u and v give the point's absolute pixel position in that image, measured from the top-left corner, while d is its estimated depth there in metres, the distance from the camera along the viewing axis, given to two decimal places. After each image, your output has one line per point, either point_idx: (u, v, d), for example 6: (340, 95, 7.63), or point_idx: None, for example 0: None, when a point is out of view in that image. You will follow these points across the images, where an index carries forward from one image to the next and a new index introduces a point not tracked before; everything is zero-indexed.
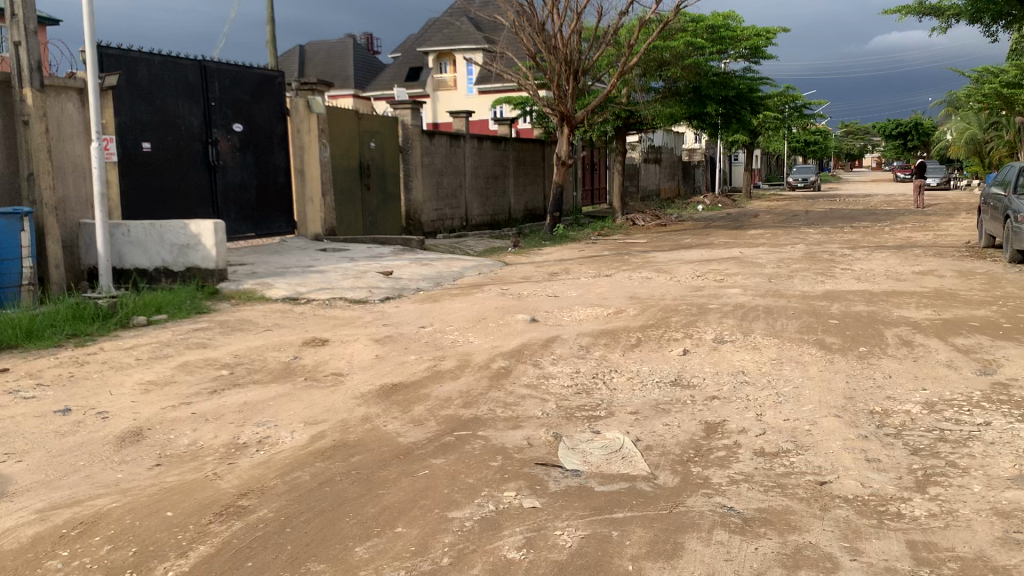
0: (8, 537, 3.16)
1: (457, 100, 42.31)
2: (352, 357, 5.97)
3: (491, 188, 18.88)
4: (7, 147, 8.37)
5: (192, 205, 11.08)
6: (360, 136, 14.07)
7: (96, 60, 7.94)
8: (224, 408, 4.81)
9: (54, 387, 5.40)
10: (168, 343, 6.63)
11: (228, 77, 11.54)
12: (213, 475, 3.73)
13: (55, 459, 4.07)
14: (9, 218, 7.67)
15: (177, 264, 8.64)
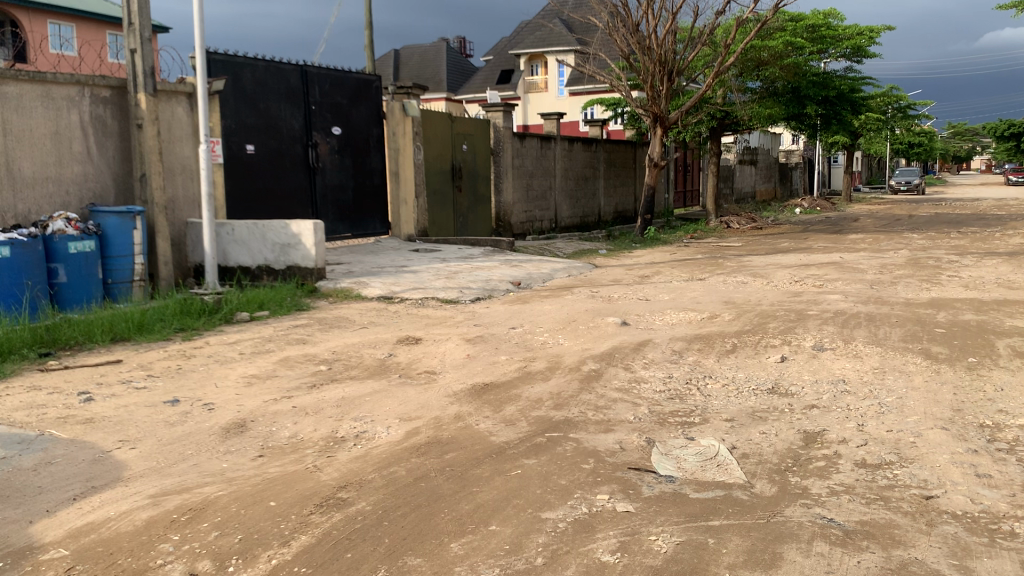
0: (124, 520, 3.33)
1: (548, 102, 42.36)
2: (445, 356, 6.06)
3: (582, 190, 18.84)
4: (122, 150, 8.80)
5: (292, 206, 11.43)
6: (452, 138, 14.28)
7: (206, 66, 8.27)
8: (323, 402, 4.96)
9: (163, 378, 5.67)
10: (270, 338, 6.86)
11: (328, 82, 11.86)
12: (313, 467, 3.84)
13: (166, 447, 4.27)
14: (123, 217, 8.10)
15: (278, 262, 8.93)
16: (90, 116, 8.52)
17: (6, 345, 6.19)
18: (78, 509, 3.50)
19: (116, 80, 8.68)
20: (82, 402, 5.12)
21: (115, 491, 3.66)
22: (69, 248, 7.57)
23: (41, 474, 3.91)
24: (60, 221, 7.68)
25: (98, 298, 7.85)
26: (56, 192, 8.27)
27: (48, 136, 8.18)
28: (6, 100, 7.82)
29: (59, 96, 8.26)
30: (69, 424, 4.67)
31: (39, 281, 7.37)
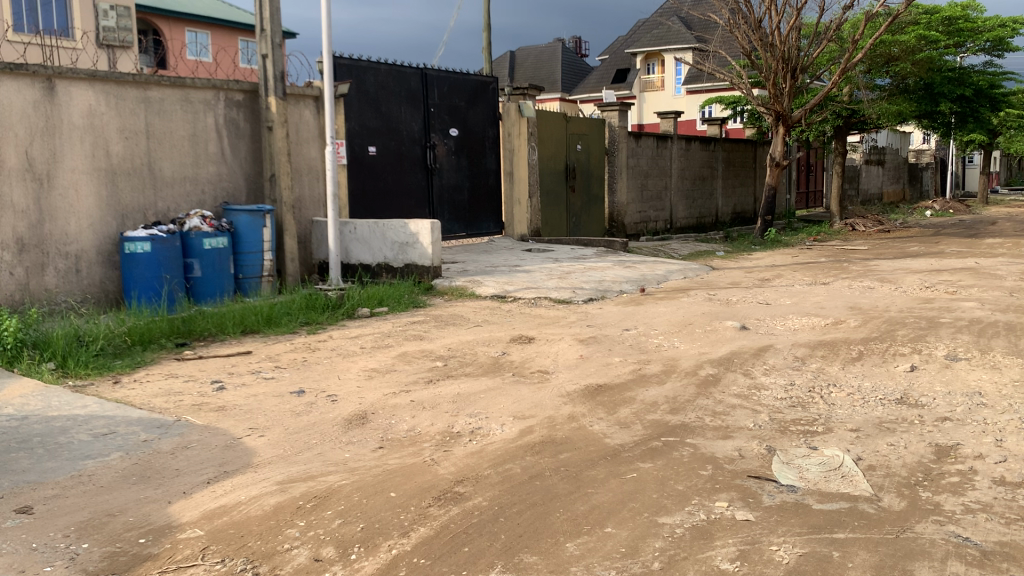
0: (254, 504, 3.50)
1: (664, 101, 41.79)
2: (558, 356, 6.07)
3: (699, 191, 18.52)
4: (253, 151, 9.21)
5: (412, 205, 11.70)
6: (567, 138, 14.34)
7: (331, 71, 8.57)
8: (440, 397, 5.05)
9: (289, 369, 5.91)
10: (389, 334, 7.05)
11: (447, 84, 12.08)
12: (430, 460, 3.93)
13: (292, 436, 4.45)
14: (254, 214, 8.47)
15: (397, 260, 9.15)
16: (225, 119, 8.96)
17: (145, 335, 6.59)
18: (212, 491, 3.69)
19: (248, 84, 9.09)
20: (214, 390, 5.39)
21: (245, 477, 3.84)
22: (204, 244, 8.00)
23: (178, 457, 4.15)
24: (196, 218, 8.12)
25: (230, 291, 8.26)
26: (193, 191, 8.74)
27: (186, 138, 8.65)
28: (149, 105, 8.33)
29: (197, 100, 8.71)
30: (203, 411, 4.93)
31: (176, 274, 7.82)
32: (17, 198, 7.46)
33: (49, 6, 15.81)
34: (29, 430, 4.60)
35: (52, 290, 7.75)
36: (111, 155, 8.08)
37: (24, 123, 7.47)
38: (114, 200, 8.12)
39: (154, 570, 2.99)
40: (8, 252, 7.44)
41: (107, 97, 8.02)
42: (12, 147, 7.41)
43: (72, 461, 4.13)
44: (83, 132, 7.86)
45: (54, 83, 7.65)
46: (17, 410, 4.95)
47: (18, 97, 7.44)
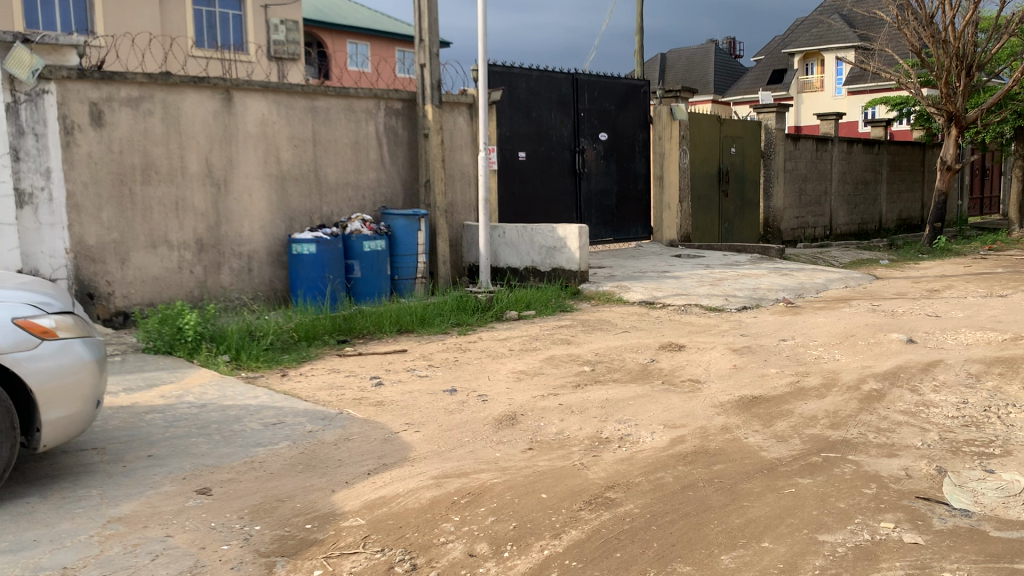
0: (411, 497, 3.63)
1: (823, 102, 40.12)
2: (711, 365, 5.95)
3: (861, 196, 17.69)
4: (410, 157, 9.53)
5: (561, 210, 11.77)
6: (720, 142, 14.06)
7: (486, 78, 8.75)
8: (589, 402, 5.06)
9: (442, 368, 6.09)
10: (537, 337, 7.13)
11: (598, 88, 12.09)
12: (580, 464, 3.95)
13: (446, 433, 4.58)
14: (409, 219, 8.77)
15: (545, 264, 9.24)
16: (384, 127, 9.32)
17: (311, 331, 6.96)
18: (372, 483, 3.86)
19: (407, 93, 9.41)
20: (373, 386, 5.63)
21: (402, 470, 3.99)
22: (363, 247, 8.35)
23: (340, 448, 4.36)
24: (357, 222, 8.49)
25: (386, 292, 8.60)
26: (354, 196, 9.15)
27: (349, 145, 9.06)
28: (316, 114, 8.79)
29: (359, 109, 9.10)
30: (362, 405, 5.16)
31: (337, 275, 8.23)
32: (197, 201, 8.08)
33: (227, 24, 16.95)
34: (207, 417, 4.96)
35: (226, 287, 8.32)
36: (281, 162, 8.58)
37: (205, 132, 8.07)
38: (282, 204, 8.63)
39: (319, 554, 3.16)
40: (189, 252, 8.06)
41: (279, 107, 8.52)
42: (194, 155, 8.03)
43: (245, 447, 4.43)
44: (256, 140, 8.39)
45: (232, 95, 8.21)
46: (196, 398, 5.35)
47: (201, 108, 8.05)
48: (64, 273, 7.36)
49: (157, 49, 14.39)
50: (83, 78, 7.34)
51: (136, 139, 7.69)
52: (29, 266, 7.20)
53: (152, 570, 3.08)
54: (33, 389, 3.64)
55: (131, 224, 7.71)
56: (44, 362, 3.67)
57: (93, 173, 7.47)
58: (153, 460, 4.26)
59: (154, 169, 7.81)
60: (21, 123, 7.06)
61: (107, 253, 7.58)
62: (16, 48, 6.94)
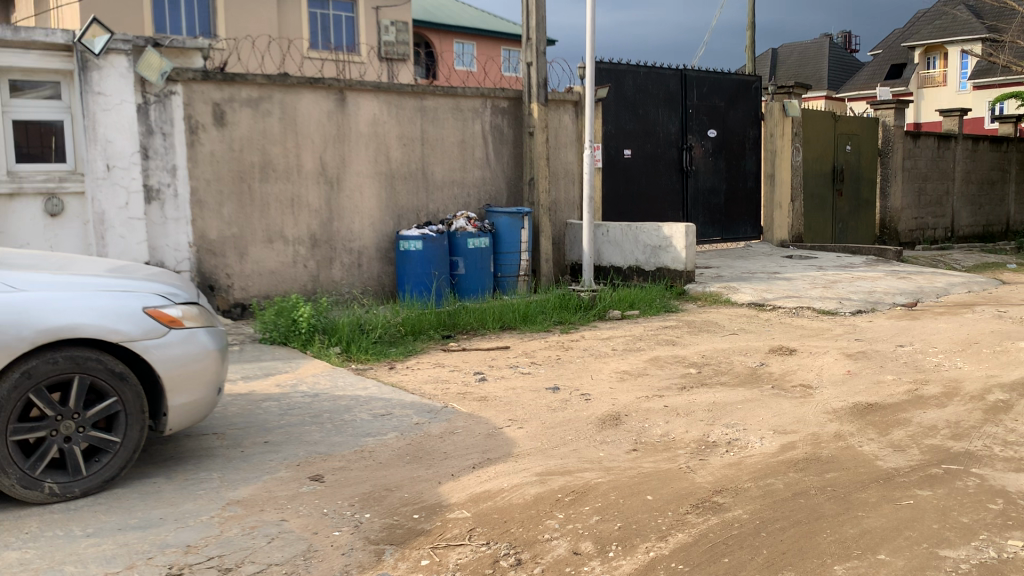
0: (516, 493, 3.66)
1: (946, 98, 38.26)
2: (823, 370, 5.77)
3: (986, 196, 16.79)
4: (515, 155, 9.60)
5: (666, 209, 11.62)
6: (835, 139, 13.60)
7: (594, 76, 8.72)
8: (695, 405, 4.99)
9: (545, 365, 6.12)
10: (641, 337, 7.06)
11: (707, 85, 11.88)
12: (686, 468, 3.89)
13: (549, 430, 4.60)
14: (513, 217, 8.81)
15: (649, 263, 9.14)
16: (491, 125, 9.41)
17: (417, 326, 7.10)
18: (477, 476, 3.91)
19: (513, 92, 9.47)
20: (477, 381, 5.70)
21: (507, 465, 4.03)
22: (468, 244, 8.47)
23: (446, 441, 4.44)
24: (462, 219, 8.61)
25: (490, 289, 8.69)
26: (460, 193, 9.28)
27: (456, 143, 9.19)
28: (425, 113, 8.95)
29: (467, 107, 9.22)
30: (467, 400, 5.23)
31: (443, 271, 8.36)
32: (311, 198, 8.35)
33: (340, 26, 17.48)
34: (319, 407, 5.13)
35: (338, 281, 8.58)
36: (391, 161, 8.78)
37: (319, 131, 8.34)
38: (391, 201, 8.82)
39: (426, 545, 3.22)
40: (303, 247, 8.34)
41: (389, 106, 8.72)
42: (309, 153, 8.30)
43: (355, 437, 4.55)
44: (367, 139, 8.61)
45: (345, 95, 8.45)
46: (309, 388, 5.54)
47: (316, 108, 8.31)
48: (187, 265, 7.76)
49: (275, 52, 14.96)
50: (207, 79, 7.69)
51: (255, 139, 8.01)
52: (156, 259, 7.62)
53: (268, 553, 3.21)
54: (161, 375, 3.85)
55: (250, 219, 8.03)
56: (171, 349, 3.88)
57: (215, 170, 7.83)
58: (269, 446, 4.43)
59: (271, 167, 8.11)
60: (150, 122, 7.47)
61: (227, 247, 7.93)
62: (146, 51, 7.35)
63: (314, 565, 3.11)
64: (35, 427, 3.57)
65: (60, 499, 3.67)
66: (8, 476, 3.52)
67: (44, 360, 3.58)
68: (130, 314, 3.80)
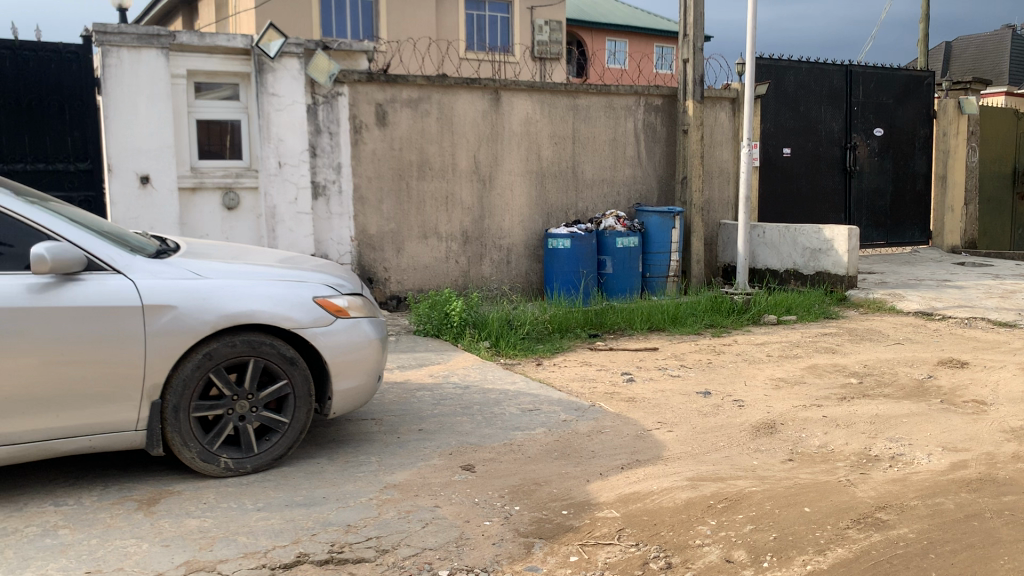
0: (666, 496, 3.62)
1: None
2: (999, 386, 5.38)
3: None
4: (668, 154, 9.47)
5: (826, 210, 11.14)
6: (1017, 138, 12.67)
7: (753, 73, 8.46)
8: (856, 417, 4.77)
9: (695, 369, 6.01)
10: (798, 344, 6.82)
11: (874, 81, 11.31)
12: (846, 481, 3.73)
13: (700, 435, 4.52)
14: (664, 216, 8.68)
15: (807, 267, 8.81)
16: (644, 123, 9.31)
17: (564, 323, 7.14)
18: (626, 477, 3.90)
19: (668, 89, 9.33)
20: (625, 381, 5.67)
21: (656, 468, 4.00)
22: (617, 243, 8.43)
23: (594, 440, 4.44)
24: (611, 218, 8.59)
25: (638, 289, 8.62)
26: (610, 192, 9.25)
27: (608, 142, 9.16)
28: (578, 111, 8.98)
29: (620, 105, 9.17)
30: (615, 400, 5.22)
31: (591, 270, 8.38)
32: (464, 196, 8.55)
33: (496, 27, 17.81)
34: (471, 398, 5.25)
35: (488, 277, 8.76)
36: (543, 159, 8.87)
37: (474, 130, 8.53)
38: (542, 200, 8.91)
39: (575, 541, 3.25)
40: (455, 243, 8.57)
41: (542, 105, 8.80)
42: (464, 152, 8.50)
43: (505, 430, 4.64)
44: (520, 137, 8.73)
45: (500, 95, 8.59)
46: (460, 379, 5.69)
47: (472, 108, 8.50)
48: (349, 259, 8.13)
49: (433, 52, 15.43)
50: (371, 81, 8.02)
51: (414, 138, 8.28)
52: (321, 251, 8.02)
53: (423, 537, 3.32)
54: (327, 361, 4.06)
55: (406, 216, 8.33)
56: (337, 337, 4.08)
57: (376, 168, 8.15)
58: (423, 434, 4.58)
59: (428, 165, 8.37)
60: (319, 122, 7.86)
61: (385, 242, 8.26)
62: (316, 54, 7.72)
63: (466, 553, 3.19)
64: (214, 406, 3.84)
65: (235, 473, 3.93)
66: (191, 449, 3.82)
67: (224, 344, 3.84)
68: (301, 303, 4.02)
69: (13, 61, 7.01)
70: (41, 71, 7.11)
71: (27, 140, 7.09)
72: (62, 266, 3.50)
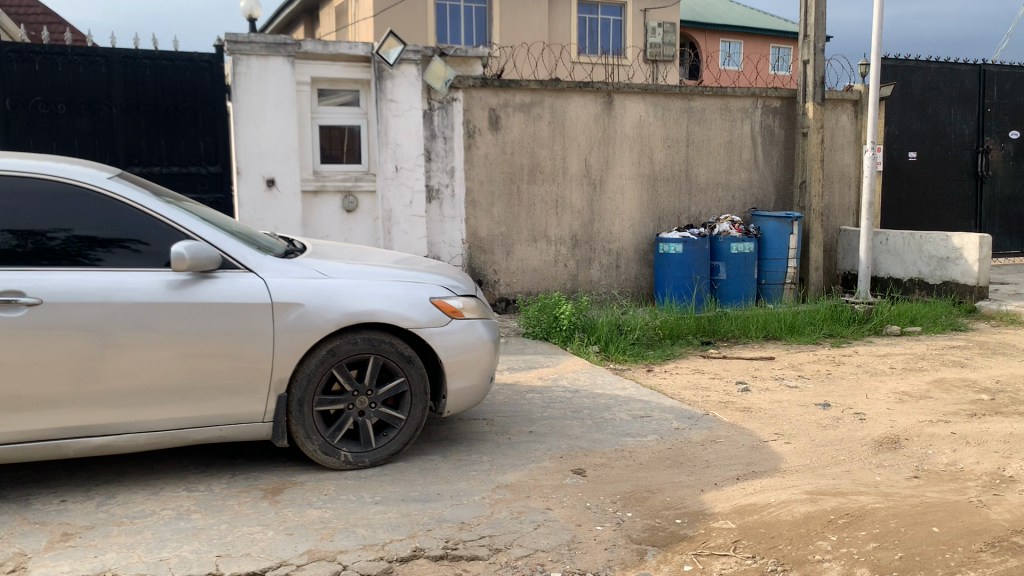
0: (784, 509, 3.53)
1: None
2: None
3: None
4: (785, 157, 9.22)
5: (954, 217, 10.62)
6: None
7: (879, 74, 8.15)
8: (988, 434, 4.53)
9: (813, 380, 5.82)
10: (924, 357, 6.53)
11: (1010, 81, 10.71)
12: (978, 502, 3.56)
13: (818, 448, 4.39)
14: (781, 221, 8.46)
15: (934, 277, 8.42)
16: (761, 126, 9.10)
17: (675, 330, 7.05)
18: (742, 488, 3.82)
19: (787, 91, 9.09)
20: (739, 391, 5.56)
21: (772, 480, 3.90)
22: (731, 249, 8.26)
23: (708, 450, 4.37)
24: (725, 223, 8.43)
25: (752, 296, 8.43)
26: (724, 196, 9.08)
27: (723, 145, 8.99)
28: (692, 114, 8.85)
29: (736, 108, 8.99)
30: (730, 409, 5.12)
31: (703, 275, 8.24)
32: (576, 199, 8.57)
33: (608, 29, 17.77)
34: (581, 403, 5.26)
35: (597, 281, 8.75)
36: (655, 162, 8.78)
37: (586, 134, 8.53)
38: (653, 204, 8.83)
39: (690, 550, 3.21)
40: (565, 246, 8.59)
41: (656, 108, 8.72)
42: (575, 155, 8.51)
43: (616, 435, 4.62)
44: (632, 140, 8.68)
45: (613, 98, 8.57)
46: (570, 383, 5.70)
47: (584, 111, 8.51)
48: (460, 260, 8.27)
49: (545, 56, 15.50)
50: (485, 86, 8.13)
51: (526, 142, 8.36)
52: (433, 253, 8.18)
53: (536, 538, 3.35)
54: (443, 360, 4.14)
55: (517, 219, 8.40)
56: (453, 337, 4.16)
57: (488, 172, 8.26)
58: (534, 436, 4.61)
59: (539, 169, 8.42)
60: (434, 127, 8.03)
61: (495, 245, 8.36)
62: (433, 60, 7.89)
63: (578, 556, 3.20)
64: (336, 400, 3.98)
65: (353, 467, 4.06)
66: (313, 441, 3.97)
67: (347, 340, 3.97)
68: (419, 303, 4.12)
69: (153, 70, 7.42)
70: (178, 80, 7.50)
71: (164, 145, 7.51)
72: (198, 264, 3.70)
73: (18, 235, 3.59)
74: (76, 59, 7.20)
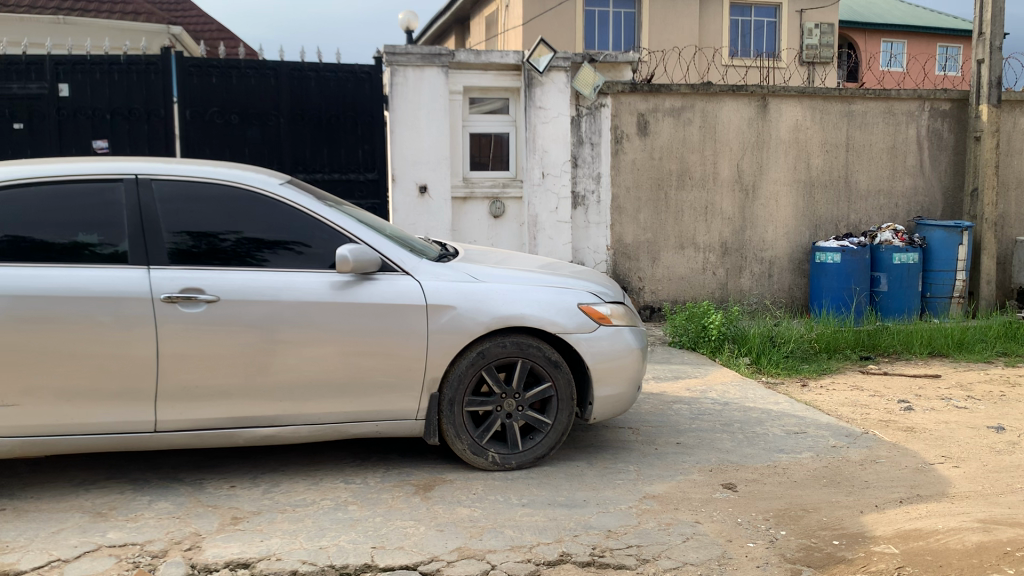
0: (953, 537, 3.32)
1: None
2: None
3: None
4: (955, 162, 8.68)
5: None
6: None
7: None
8: None
9: (985, 402, 5.44)
10: None
11: None
12: None
13: (991, 474, 4.10)
14: (950, 231, 7.96)
15: None
16: (928, 130, 8.60)
17: (832, 343, 6.77)
18: (906, 512, 3.62)
19: (958, 93, 8.55)
20: (902, 410, 5.26)
21: (940, 506, 3.68)
22: (893, 259, 7.84)
23: (868, 470, 4.17)
24: (888, 232, 8.02)
25: (916, 309, 7.98)
26: (886, 204, 8.64)
27: (885, 150, 8.56)
28: (853, 118, 8.47)
29: (901, 111, 8.53)
30: (891, 429, 4.86)
31: (863, 287, 7.87)
32: (726, 206, 8.38)
33: (761, 32, 17.28)
34: (731, 416, 5.13)
35: (746, 290, 8.52)
36: (811, 168, 8.46)
37: (738, 138, 8.32)
38: (809, 211, 8.51)
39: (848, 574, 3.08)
40: (713, 254, 8.42)
41: (814, 112, 8.40)
42: (727, 161, 8.33)
43: (768, 451, 4.48)
44: (787, 145, 8.40)
45: (767, 102, 8.32)
46: (719, 396, 5.57)
47: (737, 115, 8.30)
48: (605, 266, 8.25)
49: (696, 60, 15.23)
50: (635, 91, 8.07)
51: (675, 147, 8.24)
52: (578, 259, 8.20)
53: (684, 551, 3.29)
54: (590, 366, 4.15)
55: (664, 226, 8.30)
56: (600, 343, 4.16)
57: (636, 177, 8.20)
58: (682, 448, 4.54)
59: (688, 175, 8.29)
60: (581, 133, 8.05)
61: (641, 252, 8.29)
62: (583, 67, 7.92)
63: (728, 572, 3.13)
64: (485, 401, 4.07)
65: (500, 468, 4.14)
66: (463, 441, 4.07)
67: (496, 343, 4.05)
68: (567, 308, 4.14)
69: (317, 81, 7.81)
70: (339, 90, 7.86)
71: (325, 152, 7.89)
72: (360, 266, 3.88)
73: (194, 236, 3.86)
74: (248, 71, 7.64)
